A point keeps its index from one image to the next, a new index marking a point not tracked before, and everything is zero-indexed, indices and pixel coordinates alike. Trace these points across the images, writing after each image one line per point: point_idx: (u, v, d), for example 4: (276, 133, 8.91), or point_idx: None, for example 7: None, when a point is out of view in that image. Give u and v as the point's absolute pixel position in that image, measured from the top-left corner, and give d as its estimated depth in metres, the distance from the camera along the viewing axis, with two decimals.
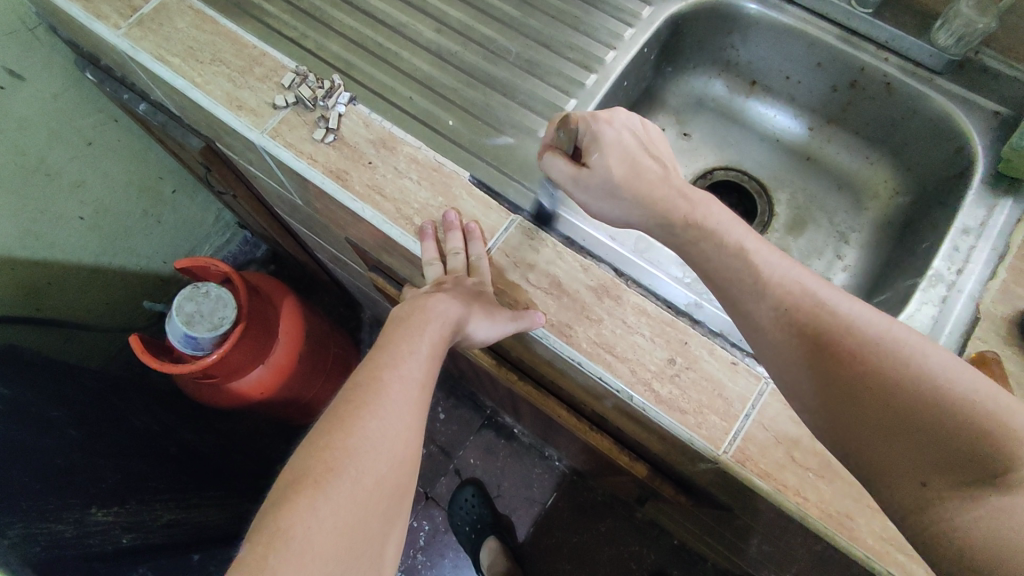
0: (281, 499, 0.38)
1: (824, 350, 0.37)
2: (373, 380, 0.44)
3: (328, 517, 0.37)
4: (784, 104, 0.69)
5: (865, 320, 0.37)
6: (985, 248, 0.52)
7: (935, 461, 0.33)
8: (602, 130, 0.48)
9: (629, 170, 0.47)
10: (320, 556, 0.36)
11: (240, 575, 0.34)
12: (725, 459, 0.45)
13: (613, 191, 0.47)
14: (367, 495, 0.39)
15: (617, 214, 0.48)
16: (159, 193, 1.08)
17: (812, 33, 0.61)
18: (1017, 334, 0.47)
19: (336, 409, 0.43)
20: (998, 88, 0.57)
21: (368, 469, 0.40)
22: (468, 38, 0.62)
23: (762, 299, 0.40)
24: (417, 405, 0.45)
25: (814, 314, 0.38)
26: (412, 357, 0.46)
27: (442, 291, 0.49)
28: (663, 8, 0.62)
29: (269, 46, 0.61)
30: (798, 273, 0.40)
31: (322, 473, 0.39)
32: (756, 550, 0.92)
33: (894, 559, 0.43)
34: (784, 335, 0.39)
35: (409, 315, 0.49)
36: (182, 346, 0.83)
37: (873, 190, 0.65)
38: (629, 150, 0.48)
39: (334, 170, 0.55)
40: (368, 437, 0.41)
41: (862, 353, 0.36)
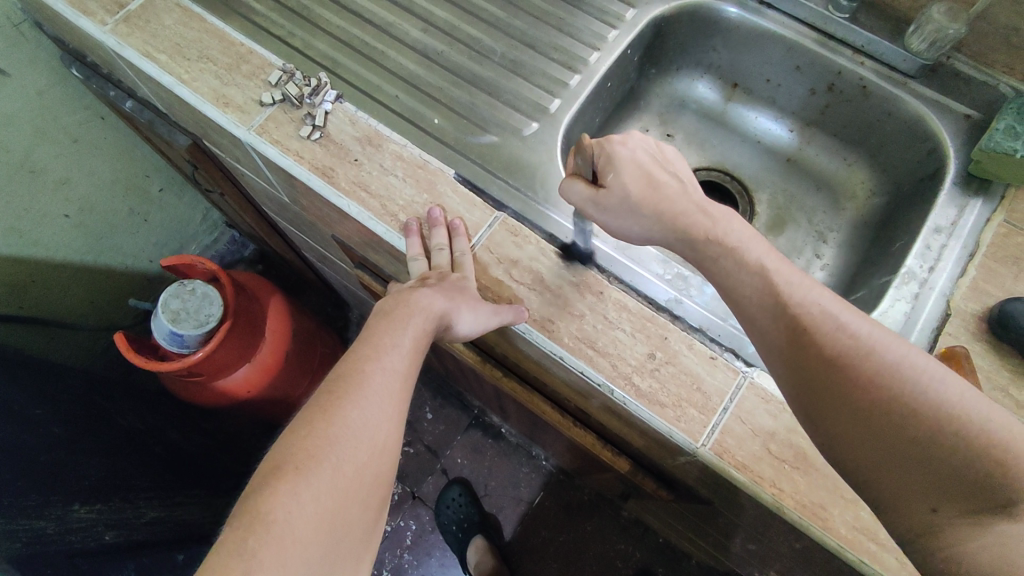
0: (263, 484, 0.38)
1: (838, 371, 0.36)
2: (354, 371, 0.45)
3: (309, 503, 0.38)
4: (765, 107, 0.70)
5: (885, 345, 0.36)
6: (956, 246, 0.53)
7: (946, 489, 0.33)
8: (615, 150, 0.48)
9: (646, 187, 0.46)
10: (302, 542, 0.36)
11: (221, 556, 0.35)
12: (703, 452, 0.46)
13: (633, 210, 0.46)
14: (348, 484, 0.40)
15: (638, 232, 0.47)
16: (145, 191, 1.08)
17: (792, 39, 0.63)
18: (985, 330, 0.49)
19: (319, 400, 0.43)
20: (969, 92, 0.59)
21: (349, 457, 0.40)
22: (454, 38, 0.62)
23: (779, 319, 0.39)
24: (399, 396, 0.45)
25: (832, 334, 0.37)
26: (394, 350, 0.47)
27: (427, 286, 0.50)
28: (645, 11, 0.63)
29: (257, 44, 0.61)
30: (815, 293, 0.39)
31: (304, 461, 0.39)
32: (739, 547, 0.93)
33: (865, 548, 0.44)
34: (798, 355, 0.38)
35: (393, 310, 0.49)
36: (167, 344, 0.82)
37: (851, 190, 0.67)
38: (646, 169, 0.47)
39: (320, 167, 0.55)
40: (349, 426, 0.42)
41: (878, 378, 0.35)
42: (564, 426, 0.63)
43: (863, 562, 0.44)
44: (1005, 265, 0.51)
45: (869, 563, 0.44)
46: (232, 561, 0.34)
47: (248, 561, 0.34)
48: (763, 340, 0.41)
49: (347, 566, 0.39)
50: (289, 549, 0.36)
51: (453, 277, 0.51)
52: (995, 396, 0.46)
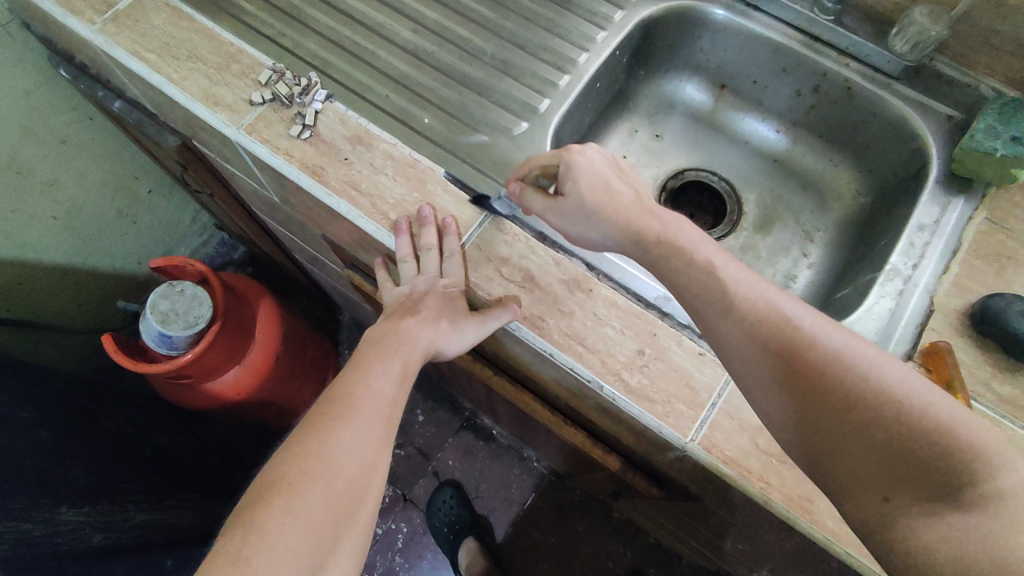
0: (254, 499, 0.38)
1: (785, 362, 0.38)
2: (346, 395, 0.45)
3: (301, 516, 0.38)
4: (752, 108, 0.71)
5: (827, 334, 0.38)
6: (939, 244, 0.54)
7: (897, 476, 0.34)
8: (574, 159, 0.49)
9: (603, 193, 0.48)
10: (293, 556, 0.37)
11: (214, 569, 0.35)
12: (692, 447, 0.47)
13: (589, 216, 0.48)
14: (340, 500, 0.40)
15: (598, 240, 0.48)
16: (134, 193, 1.07)
17: (778, 41, 0.63)
18: (967, 326, 0.50)
19: (310, 419, 0.44)
20: (951, 93, 0.60)
21: (342, 473, 0.41)
22: (445, 38, 0.63)
23: (727, 312, 0.40)
24: (389, 417, 0.46)
25: (779, 327, 0.39)
26: (384, 374, 0.48)
27: (414, 314, 0.52)
28: (634, 12, 0.64)
29: (247, 43, 0.61)
30: (761, 287, 0.41)
31: (297, 477, 0.39)
32: (733, 548, 0.94)
33: (852, 540, 0.44)
34: (746, 348, 0.40)
35: (380, 339, 0.51)
36: (156, 345, 0.82)
37: (837, 190, 0.68)
38: (601, 177, 0.48)
39: (310, 166, 0.56)
40: (341, 445, 0.42)
41: (823, 367, 0.37)
42: (555, 425, 0.63)
43: (850, 554, 0.44)
44: (986, 263, 0.52)
45: (856, 555, 0.44)
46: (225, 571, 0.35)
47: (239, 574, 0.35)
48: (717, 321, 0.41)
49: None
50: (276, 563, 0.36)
51: (441, 285, 0.52)
52: (976, 389, 0.48)
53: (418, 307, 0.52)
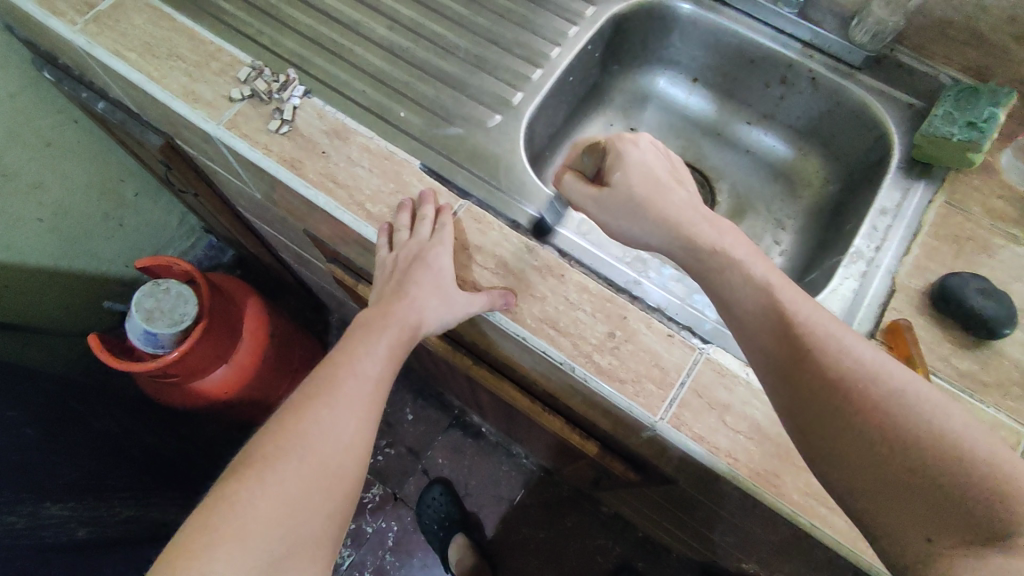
0: (236, 468, 0.43)
1: (841, 393, 0.36)
2: (331, 377, 0.48)
3: (272, 486, 0.42)
4: (724, 101, 0.72)
5: (888, 372, 0.36)
6: (900, 227, 0.56)
7: (940, 519, 0.33)
8: (626, 151, 0.51)
9: (651, 187, 0.49)
10: (262, 523, 0.40)
11: (192, 527, 0.40)
12: (661, 425, 0.48)
13: (633, 205, 0.48)
14: (312, 476, 0.43)
15: (638, 235, 0.49)
16: (121, 196, 1.08)
17: (745, 34, 0.65)
18: (926, 305, 0.52)
19: (293, 401, 0.47)
20: (912, 82, 0.61)
21: (316, 451, 0.44)
22: (420, 35, 0.64)
23: (781, 339, 0.39)
24: (371, 397, 0.48)
25: (836, 356, 0.37)
26: (368, 355, 0.50)
27: (407, 295, 0.51)
28: (605, 7, 0.65)
29: (225, 41, 0.62)
30: (819, 314, 0.39)
31: (269, 457, 0.43)
32: (722, 539, 0.94)
33: (817, 513, 0.46)
34: (800, 376, 0.38)
35: (367, 322, 0.52)
36: (142, 343, 0.82)
37: (806, 179, 0.69)
38: (651, 171, 0.50)
39: (288, 160, 0.57)
40: (318, 424, 0.45)
41: (880, 403, 0.35)
42: (535, 412, 0.64)
43: (815, 526, 0.45)
44: (946, 245, 0.54)
45: (821, 527, 0.45)
46: (199, 529, 0.39)
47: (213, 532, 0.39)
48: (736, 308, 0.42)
49: (307, 549, 0.42)
50: (246, 526, 0.40)
51: (429, 249, 0.52)
52: (935, 365, 0.49)
53: (409, 283, 0.51)
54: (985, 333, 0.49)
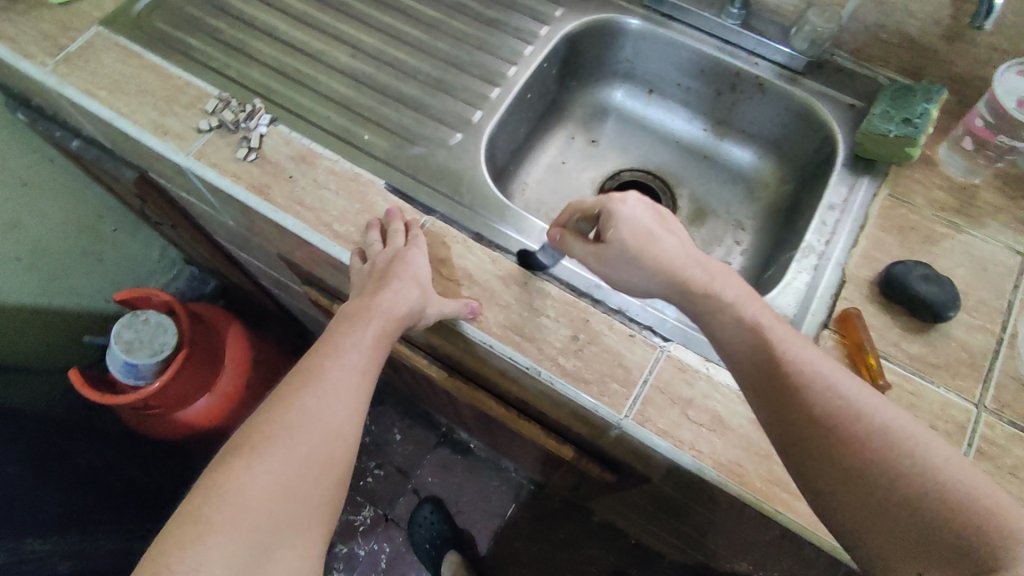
0: (225, 458, 0.43)
1: (831, 432, 0.38)
2: (317, 366, 0.48)
3: (260, 476, 0.42)
4: (680, 110, 0.75)
5: (876, 411, 0.39)
6: (847, 221, 0.58)
7: (929, 554, 0.36)
8: (615, 208, 0.49)
9: (644, 241, 0.47)
10: (255, 510, 0.41)
11: (179, 521, 0.40)
12: (626, 422, 0.49)
13: (632, 263, 0.47)
14: (303, 464, 0.44)
15: (639, 285, 0.48)
16: (99, 232, 1.09)
17: (695, 46, 0.68)
18: (875, 294, 0.54)
19: (280, 390, 0.47)
20: (852, 84, 0.65)
21: (305, 440, 0.45)
22: (382, 61, 0.67)
23: (779, 386, 0.40)
24: (359, 386, 0.49)
25: (824, 395, 0.39)
26: (356, 346, 0.50)
27: (387, 286, 0.51)
28: (557, 27, 0.68)
29: (192, 75, 0.64)
30: (813, 357, 0.41)
31: (258, 445, 0.44)
32: (714, 543, 0.95)
33: (779, 499, 0.47)
34: (789, 412, 0.40)
35: (351, 314, 0.51)
36: (124, 375, 0.83)
37: (762, 181, 0.72)
38: (643, 225, 0.48)
39: (256, 186, 0.59)
40: (305, 413, 0.46)
41: (874, 446, 0.38)
42: (511, 420, 0.66)
43: (778, 511, 0.47)
44: (891, 235, 0.57)
45: (784, 513, 0.47)
46: (187, 524, 0.40)
47: (206, 520, 0.40)
48: (727, 348, 0.43)
49: (301, 533, 0.43)
50: (240, 514, 0.41)
51: (406, 254, 0.53)
52: (886, 350, 0.52)
53: (389, 276, 0.51)
54: (930, 317, 0.52)
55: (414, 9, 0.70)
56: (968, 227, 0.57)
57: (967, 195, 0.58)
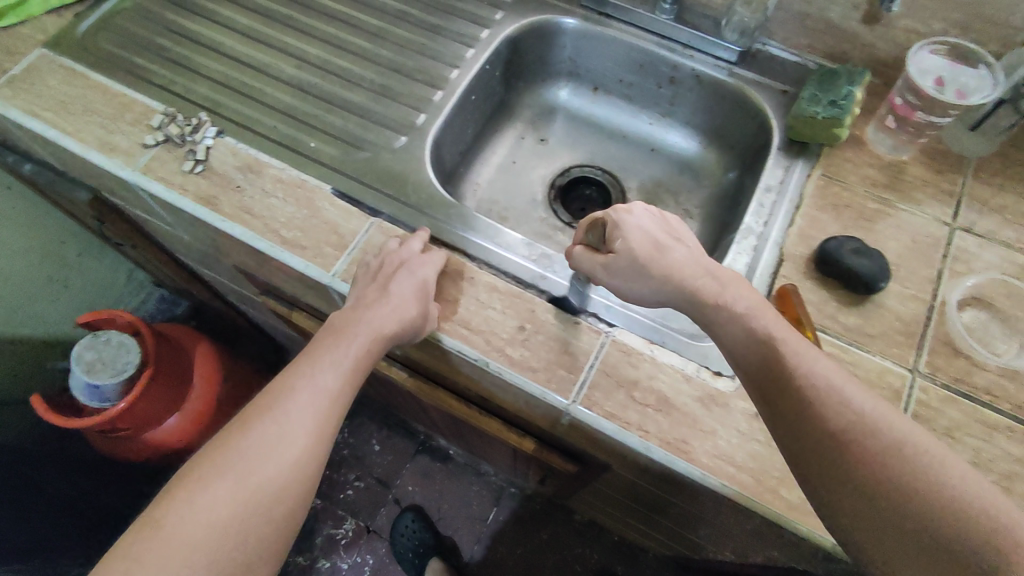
0: (180, 478, 0.44)
1: (843, 447, 0.37)
2: (286, 388, 0.47)
3: (204, 506, 0.42)
4: (625, 105, 0.77)
5: (885, 420, 0.37)
6: (784, 201, 0.60)
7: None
8: (623, 219, 0.50)
9: (652, 249, 0.48)
10: (191, 541, 0.41)
11: (123, 547, 0.41)
12: (573, 407, 0.50)
13: (640, 271, 0.48)
14: (249, 494, 0.43)
15: (647, 294, 0.48)
16: (61, 259, 1.08)
17: (633, 42, 0.70)
18: (811, 270, 0.56)
19: (247, 408, 0.47)
20: (783, 71, 0.67)
21: (255, 468, 0.44)
22: (326, 70, 0.68)
23: (782, 390, 0.40)
24: (326, 413, 0.47)
25: (837, 409, 0.38)
26: (330, 368, 0.49)
27: (383, 301, 0.51)
28: (498, 30, 0.70)
29: (137, 92, 0.65)
30: (821, 365, 0.40)
31: (209, 469, 0.43)
32: (695, 537, 0.95)
33: (726, 472, 0.48)
34: (800, 424, 0.39)
35: (339, 330, 0.51)
36: (88, 398, 0.83)
37: (707, 170, 0.74)
38: (651, 235, 0.49)
39: (203, 197, 0.59)
40: (262, 440, 0.45)
41: (881, 454, 0.36)
42: (471, 417, 0.66)
43: (724, 485, 0.48)
44: (826, 213, 0.58)
45: (731, 486, 0.48)
46: (126, 551, 0.40)
47: (143, 545, 0.40)
48: (740, 361, 0.43)
49: (239, 569, 0.42)
50: (175, 543, 0.41)
51: (401, 265, 0.53)
52: (823, 323, 0.53)
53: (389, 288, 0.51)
54: (863, 289, 0.53)
55: (358, 19, 0.72)
56: (897, 201, 0.59)
57: (895, 171, 0.60)
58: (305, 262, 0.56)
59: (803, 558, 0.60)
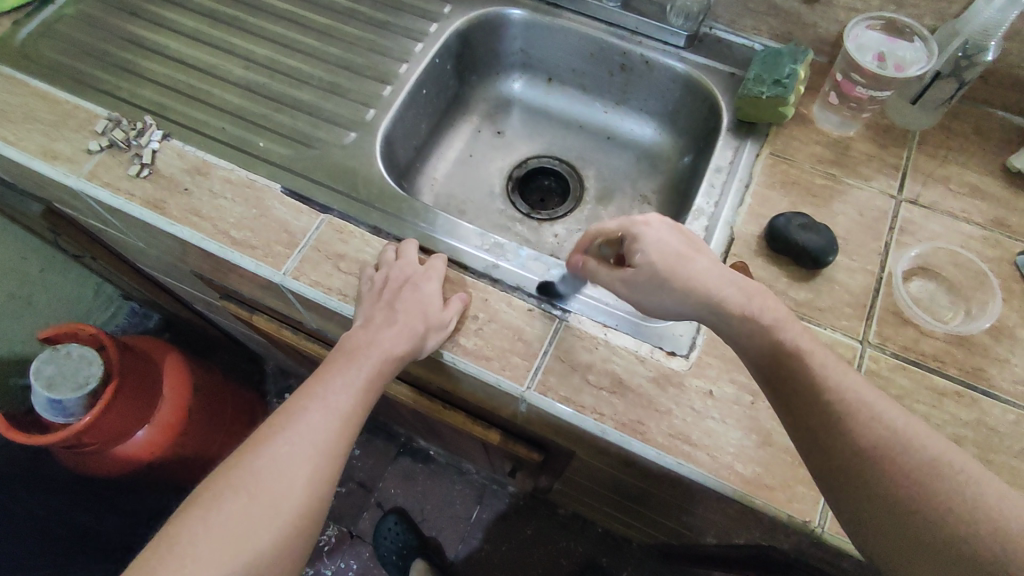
0: (192, 500, 0.44)
1: (876, 462, 0.37)
2: (298, 408, 0.47)
3: (217, 527, 0.42)
4: (580, 95, 0.77)
5: (919, 439, 0.37)
6: (733, 181, 0.60)
7: None
8: (640, 231, 0.47)
9: (674, 261, 0.46)
10: (204, 561, 0.41)
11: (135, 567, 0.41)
12: (528, 394, 0.50)
13: (661, 286, 0.46)
14: (264, 515, 0.43)
15: (670, 308, 0.46)
16: (24, 274, 1.05)
17: (581, 30, 0.70)
18: (762, 247, 0.56)
19: (259, 429, 0.47)
20: (730, 54, 0.68)
21: (267, 490, 0.43)
22: (275, 70, 0.67)
23: (812, 404, 0.40)
24: (338, 435, 0.47)
25: (869, 425, 0.38)
26: (343, 388, 0.49)
27: (393, 318, 0.50)
28: (446, 24, 0.70)
29: (81, 98, 0.64)
30: (852, 381, 0.40)
31: (221, 492, 0.43)
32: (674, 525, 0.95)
33: (681, 451, 0.48)
34: (832, 439, 0.39)
35: (349, 351, 0.50)
36: (51, 414, 0.81)
37: (663, 156, 0.74)
38: (671, 246, 0.46)
39: (151, 201, 0.58)
40: (275, 460, 0.45)
41: (916, 472, 0.36)
42: (436, 411, 0.66)
43: (680, 463, 0.48)
44: (775, 191, 0.59)
45: (687, 464, 0.48)
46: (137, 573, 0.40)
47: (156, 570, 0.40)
48: (762, 369, 0.43)
49: None
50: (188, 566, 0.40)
51: (412, 278, 0.53)
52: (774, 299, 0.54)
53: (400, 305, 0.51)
54: (812, 263, 0.54)
55: (306, 18, 0.71)
56: (845, 176, 0.59)
57: (841, 148, 0.61)
58: (255, 261, 0.56)
59: (769, 536, 0.60)
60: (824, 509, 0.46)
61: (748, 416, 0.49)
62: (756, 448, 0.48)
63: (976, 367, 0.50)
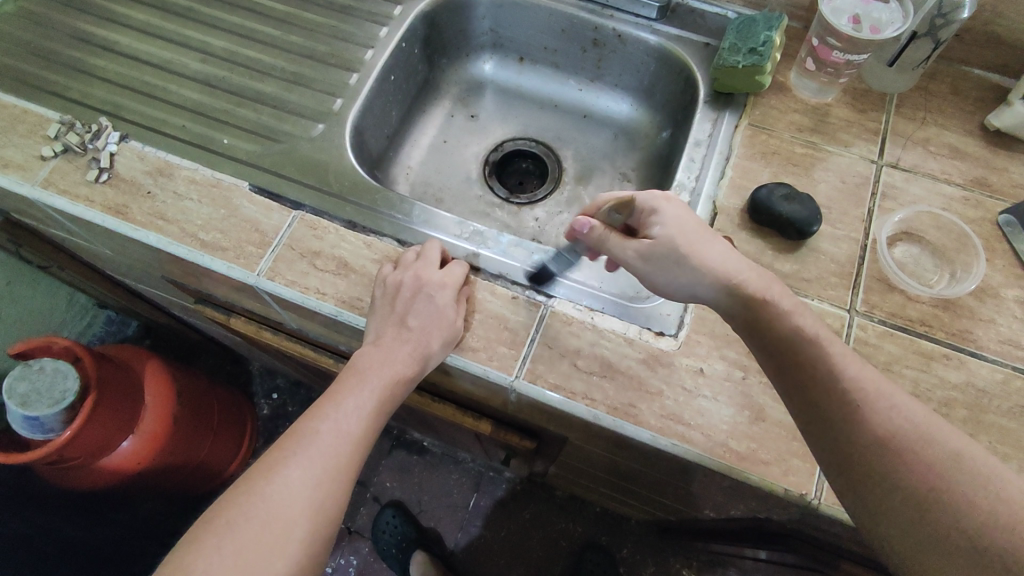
0: (200, 528, 0.42)
1: (891, 454, 0.37)
2: (310, 431, 0.45)
3: (228, 556, 0.40)
4: (552, 73, 0.76)
5: (942, 435, 0.37)
6: (714, 154, 0.59)
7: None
8: (660, 206, 0.48)
9: (694, 238, 0.46)
10: None
11: None
12: (518, 383, 0.49)
13: (679, 261, 0.46)
14: (274, 542, 0.41)
15: (682, 286, 0.46)
16: None
17: (550, 5, 0.68)
18: (745, 219, 0.55)
19: (269, 452, 0.45)
20: (703, 23, 0.66)
21: (279, 514, 0.42)
22: (234, 62, 0.65)
23: (830, 398, 0.39)
24: (349, 459, 0.46)
25: (886, 413, 0.38)
26: (354, 411, 0.47)
27: (407, 334, 0.49)
28: (412, 5, 0.67)
29: (30, 102, 0.61)
30: (866, 373, 0.40)
31: (232, 516, 0.42)
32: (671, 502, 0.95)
33: (674, 431, 0.48)
34: (850, 433, 0.38)
35: (361, 365, 0.49)
36: (29, 431, 0.78)
37: (641, 131, 0.73)
38: (690, 223, 0.47)
39: (112, 207, 0.56)
40: (287, 486, 0.43)
41: (935, 465, 0.36)
42: (425, 405, 0.64)
43: (674, 443, 0.47)
44: (755, 161, 0.58)
45: (681, 444, 0.47)
46: None
47: None
48: (774, 359, 0.42)
49: None
50: None
51: (425, 286, 0.50)
52: None
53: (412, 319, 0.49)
54: (796, 234, 0.53)
55: (263, 6, 0.68)
56: (825, 143, 0.59)
57: (820, 114, 0.60)
58: (227, 263, 0.54)
59: (766, 510, 0.60)
60: (820, 480, 0.46)
61: (739, 392, 0.49)
62: (750, 424, 0.48)
63: (963, 329, 0.50)
